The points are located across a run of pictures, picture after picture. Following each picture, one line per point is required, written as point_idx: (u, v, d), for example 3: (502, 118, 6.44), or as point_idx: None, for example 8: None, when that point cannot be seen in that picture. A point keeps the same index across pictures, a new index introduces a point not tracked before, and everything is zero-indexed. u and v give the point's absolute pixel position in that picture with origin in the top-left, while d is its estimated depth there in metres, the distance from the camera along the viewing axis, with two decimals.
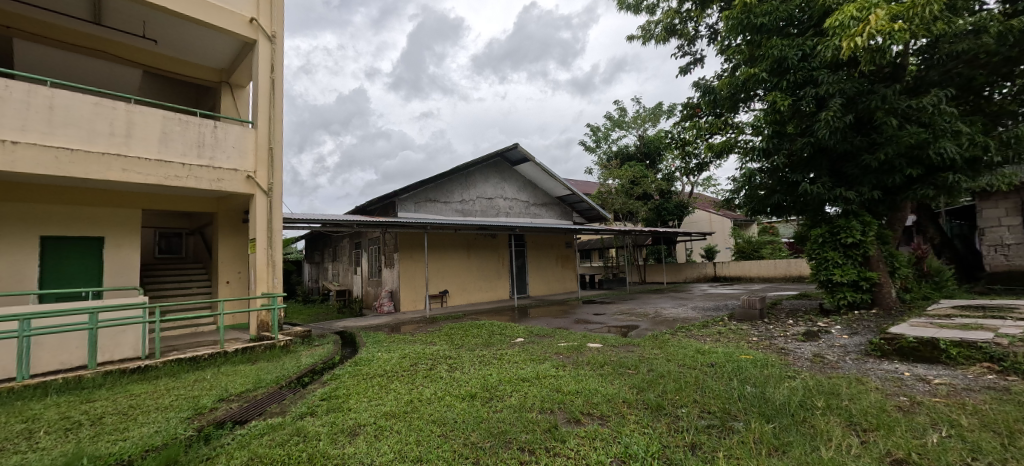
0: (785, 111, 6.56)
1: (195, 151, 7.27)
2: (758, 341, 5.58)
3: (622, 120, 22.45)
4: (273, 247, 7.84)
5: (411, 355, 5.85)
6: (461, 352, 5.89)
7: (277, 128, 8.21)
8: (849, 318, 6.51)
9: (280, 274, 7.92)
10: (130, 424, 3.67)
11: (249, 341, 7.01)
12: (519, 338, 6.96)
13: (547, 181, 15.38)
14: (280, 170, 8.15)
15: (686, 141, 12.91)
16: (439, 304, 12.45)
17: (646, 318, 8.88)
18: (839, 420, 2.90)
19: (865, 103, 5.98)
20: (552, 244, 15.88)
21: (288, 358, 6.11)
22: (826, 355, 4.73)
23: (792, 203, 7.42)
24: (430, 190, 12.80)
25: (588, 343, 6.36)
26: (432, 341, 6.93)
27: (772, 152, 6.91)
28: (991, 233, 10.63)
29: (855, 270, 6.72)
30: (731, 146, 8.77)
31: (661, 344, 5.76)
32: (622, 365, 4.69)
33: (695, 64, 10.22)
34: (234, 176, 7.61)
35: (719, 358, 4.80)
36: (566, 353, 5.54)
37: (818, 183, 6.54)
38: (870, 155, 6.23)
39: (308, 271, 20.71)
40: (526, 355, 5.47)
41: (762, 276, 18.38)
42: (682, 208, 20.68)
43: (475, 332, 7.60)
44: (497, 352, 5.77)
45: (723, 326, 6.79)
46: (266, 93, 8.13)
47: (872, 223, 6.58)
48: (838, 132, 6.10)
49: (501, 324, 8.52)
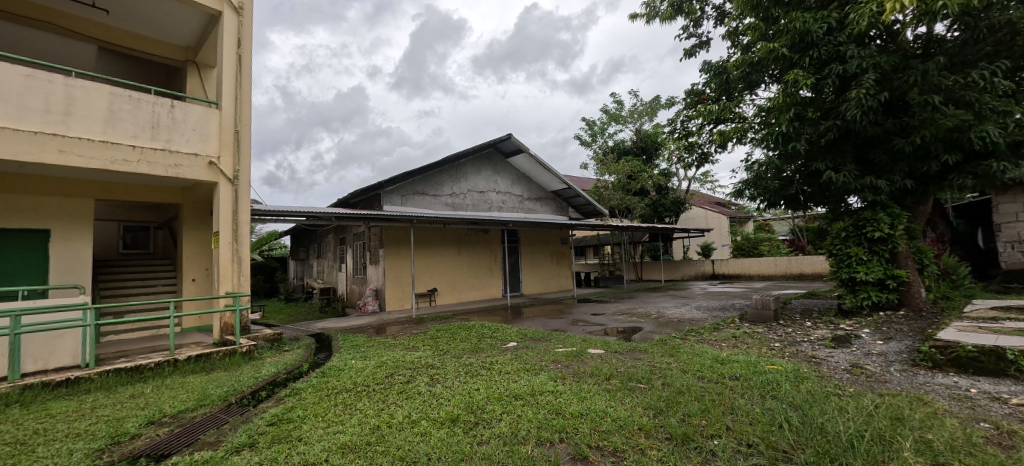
0: (808, 90, 5.93)
1: (148, 133, 6.47)
2: (781, 347, 4.93)
3: (619, 114, 21.84)
4: (240, 242, 7.06)
5: (388, 363, 5.13)
6: (445, 360, 5.19)
7: (244, 110, 7.43)
8: (875, 320, 5.89)
9: (247, 271, 7.13)
10: (22, 459, 2.92)
11: (208, 346, 6.25)
12: (511, 343, 6.27)
13: (542, 174, 14.69)
14: (247, 156, 7.35)
15: (689, 132, 12.28)
16: (428, 303, 11.73)
17: (649, 319, 8.24)
18: (923, 459, 2.25)
19: (900, 79, 5.36)
20: (547, 240, 15.20)
21: (247, 367, 5.35)
22: (865, 365, 4.10)
23: (812, 195, 6.78)
24: (417, 182, 12.06)
25: (588, 348, 5.68)
26: (414, 346, 6.21)
27: (791, 138, 6.23)
28: (1008, 229, 10.11)
29: (882, 268, 6.07)
30: (741, 134, 8.13)
31: (672, 350, 5.11)
32: (632, 378, 4.01)
33: (701, 47, 9.54)
34: (194, 161, 6.80)
35: (743, 368, 4.16)
36: (565, 362, 4.85)
37: (845, 171, 5.90)
38: (902, 139, 5.61)
39: (293, 268, 19.85)
40: (519, 365, 4.79)
41: (762, 274, 17.86)
42: (678, 205, 20.16)
43: (463, 335, 6.91)
44: (487, 361, 5.06)
45: (737, 329, 6.13)
46: (233, 71, 7.34)
47: (902, 215, 5.96)
48: (870, 113, 5.47)
49: (492, 325, 7.83)
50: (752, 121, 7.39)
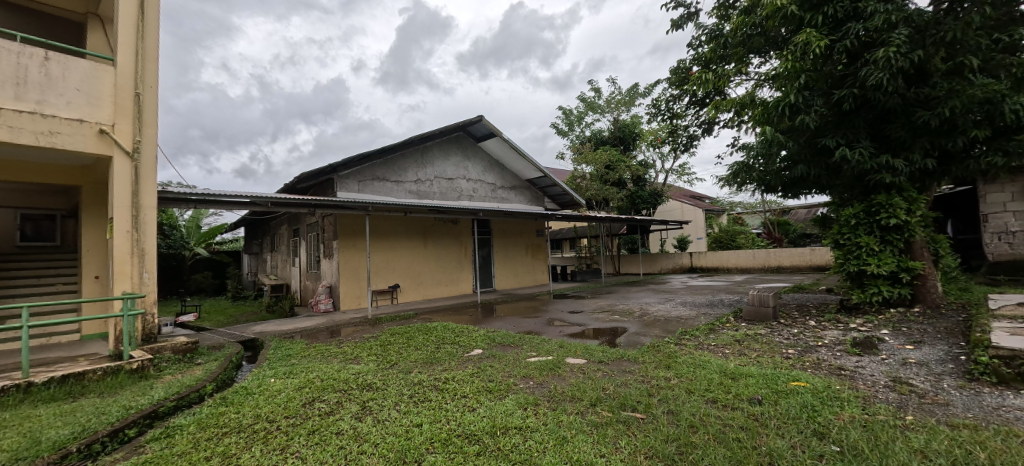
0: (820, 54, 5.11)
1: (10, 90, 5.08)
2: (798, 356, 4.09)
3: (596, 103, 21.02)
4: (141, 231, 5.73)
5: (315, 383, 4.01)
6: (388, 376, 4.12)
7: (150, 69, 6.08)
8: (889, 320, 5.19)
9: (153, 267, 5.84)
10: None
11: (94, 361, 4.94)
12: (475, 350, 5.26)
13: (516, 161, 13.64)
14: (152, 126, 6.01)
15: (672, 115, 11.46)
16: (389, 301, 10.57)
17: (632, 318, 7.40)
18: None
19: (932, 38, 4.56)
20: (521, 232, 14.20)
21: (130, 391, 4.13)
22: (911, 381, 3.31)
23: (817, 177, 5.98)
24: (376, 166, 10.83)
25: (567, 357, 4.72)
26: (356, 356, 5.12)
27: (799, 110, 5.39)
28: (996, 219, 9.74)
29: (895, 260, 5.35)
30: (737, 112, 7.29)
31: (667, 360, 4.22)
32: (624, 404, 3.09)
33: (691, 18, 8.65)
34: (77, 128, 5.44)
35: (765, 388, 3.28)
36: (538, 379, 3.87)
37: (860, 148, 5.11)
38: (925, 111, 4.85)
39: (247, 263, 18.19)
40: (481, 383, 3.77)
41: (740, 267, 17.46)
42: (656, 197, 19.59)
43: (419, 341, 5.86)
44: (441, 377, 4.03)
45: (737, 331, 5.31)
46: (132, 19, 5.94)
47: (920, 198, 5.23)
48: (896, 78, 4.66)
49: (456, 327, 6.81)
50: (749, 95, 6.55)
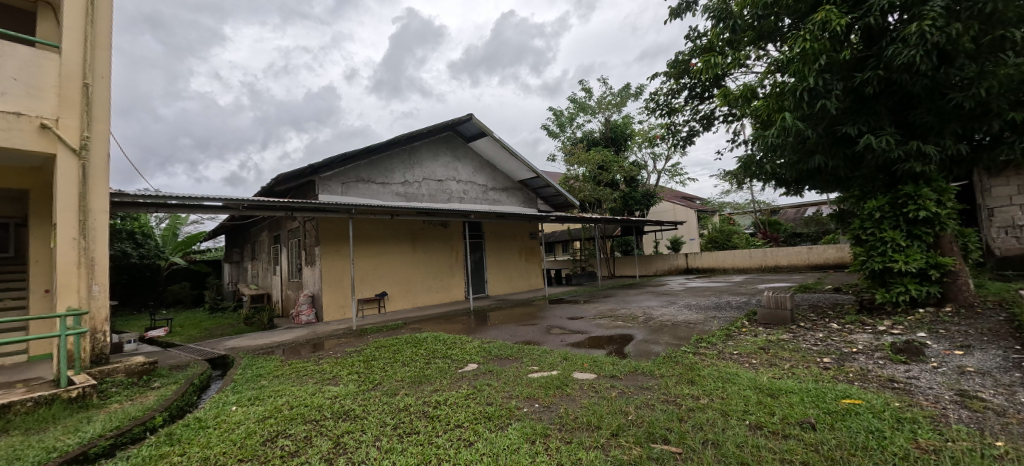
0: (841, 33, 4.69)
1: None
2: (837, 365, 3.62)
3: (587, 104, 20.65)
4: (89, 238, 5.08)
5: (282, 412, 3.40)
6: (369, 401, 3.53)
7: (100, 58, 5.46)
8: (920, 321, 4.76)
9: (104, 278, 5.20)
10: None
11: (28, 390, 4.27)
12: (470, 365, 4.71)
13: (507, 161, 13.13)
14: (104, 121, 5.38)
15: (669, 111, 11.05)
16: (376, 310, 9.95)
17: (637, 323, 6.91)
18: None
19: (968, 11, 4.16)
20: (514, 234, 13.67)
21: (61, 426, 3.49)
22: (980, 394, 2.84)
23: (834, 169, 5.59)
24: (361, 167, 10.23)
25: (573, 372, 4.19)
26: (335, 376, 4.52)
27: (819, 95, 4.97)
28: (1002, 213, 9.17)
29: (924, 256, 4.94)
30: (744, 102, 6.88)
31: (689, 373, 3.72)
32: (652, 434, 2.57)
33: (689, 7, 8.25)
34: (14, 123, 4.79)
35: (812, 408, 2.79)
36: (544, 401, 3.32)
37: (886, 135, 4.70)
38: (958, 93, 4.45)
39: (228, 273, 17.38)
40: (477, 409, 3.21)
41: (736, 267, 17.14)
42: (649, 197, 19.24)
43: (407, 355, 5.28)
44: (430, 401, 3.46)
45: (757, 337, 4.85)
46: (81, 2, 5.31)
47: (950, 188, 4.84)
48: (928, 56, 4.25)
49: (447, 338, 6.25)
50: (758, 82, 6.14)
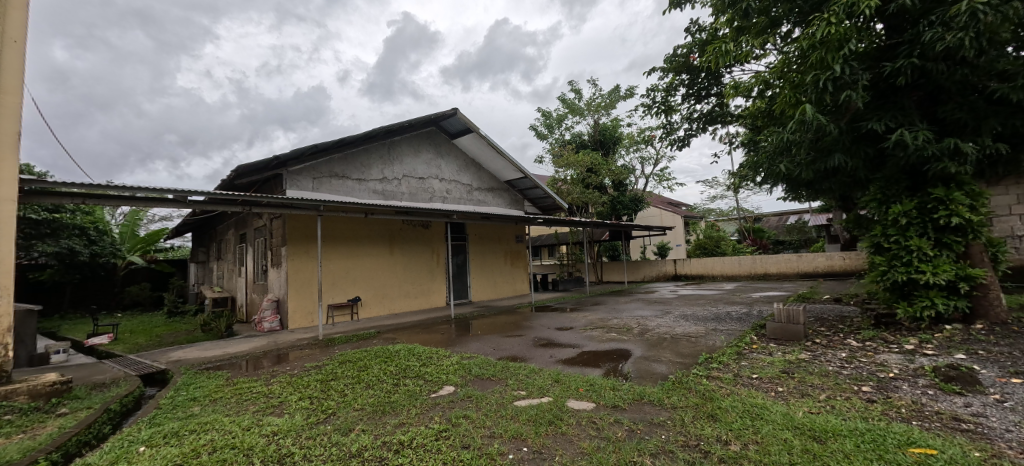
0: (872, 16, 4.17)
1: None
2: (881, 397, 3.05)
3: (575, 105, 20.11)
4: None
5: (198, 459, 2.65)
6: (315, 442, 2.81)
7: (13, 18, 4.57)
8: (952, 340, 4.26)
9: (8, 281, 4.33)
10: None
11: None
12: (446, 388, 4.01)
13: (493, 160, 12.48)
14: (14, 93, 4.50)
15: (663, 110, 10.52)
16: (348, 317, 9.14)
17: (632, 336, 6.30)
18: None
19: None
20: (499, 237, 12.99)
21: None
22: None
23: (852, 170, 5.09)
24: (334, 161, 9.45)
25: (568, 399, 3.53)
26: (283, 402, 3.76)
27: (843, 86, 4.45)
28: (1000, 223, 8.84)
29: (954, 267, 4.44)
30: (749, 96, 6.34)
31: (707, 404, 3.10)
32: None
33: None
34: None
35: (875, 462, 2.18)
36: (534, 443, 2.65)
37: (919, 131, 4.21)
38: (999, 85, 3.99)
39: (193, 273, 16.24)
40: (450, 455, 2.50)
41: (725, 274, 16.76)
42: (637, 202, 18.84)
43: (374, 374, 4.53)
44: (391, 442, 2.74)
45: (774, 356, 4.28)
46: None
47: (984, 193, 4.38)
48: (973, 41, 3.75)
49: (423, 352, 5.50)
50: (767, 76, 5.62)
